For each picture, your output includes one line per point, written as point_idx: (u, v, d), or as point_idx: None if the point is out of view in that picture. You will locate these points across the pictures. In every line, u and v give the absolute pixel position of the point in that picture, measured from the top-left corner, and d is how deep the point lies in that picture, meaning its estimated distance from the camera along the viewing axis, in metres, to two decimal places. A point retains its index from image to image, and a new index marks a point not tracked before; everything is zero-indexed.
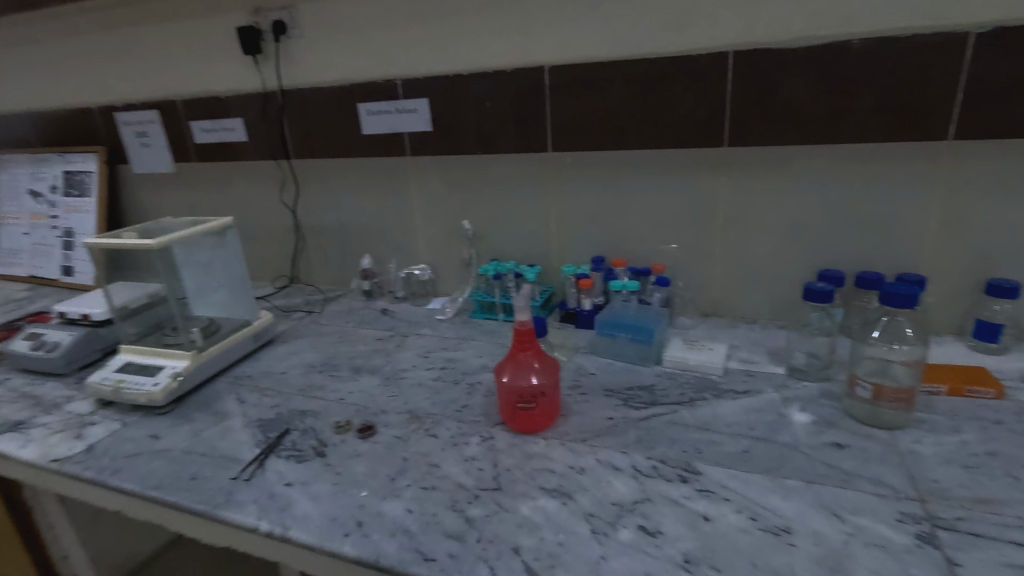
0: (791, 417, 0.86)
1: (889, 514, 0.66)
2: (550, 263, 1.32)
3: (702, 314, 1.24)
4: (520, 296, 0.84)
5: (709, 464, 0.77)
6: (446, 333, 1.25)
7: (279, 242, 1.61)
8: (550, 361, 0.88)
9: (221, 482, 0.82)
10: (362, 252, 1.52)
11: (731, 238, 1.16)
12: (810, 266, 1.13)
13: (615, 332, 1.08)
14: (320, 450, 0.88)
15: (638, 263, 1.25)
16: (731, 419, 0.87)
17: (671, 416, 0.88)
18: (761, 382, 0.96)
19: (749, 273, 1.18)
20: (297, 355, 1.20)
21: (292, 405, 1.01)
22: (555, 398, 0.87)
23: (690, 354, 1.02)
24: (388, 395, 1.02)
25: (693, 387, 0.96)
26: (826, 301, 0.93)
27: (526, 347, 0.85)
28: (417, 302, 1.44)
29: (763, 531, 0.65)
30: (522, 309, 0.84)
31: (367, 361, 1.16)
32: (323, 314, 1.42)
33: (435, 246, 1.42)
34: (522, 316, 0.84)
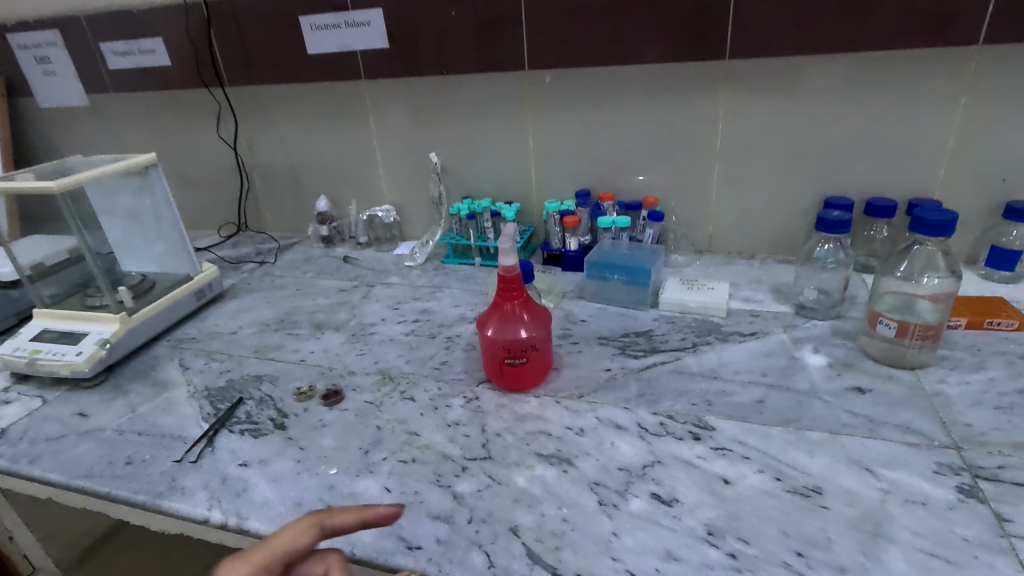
0: (804, 360, 0.79)
1: (925, 466, 0.60)
2: (530, 200, 1.19)
3: (697, 251, 1.14)
4: (505, 236, 0.71)
5: (722, 418, 0.69)
6: (417, 281, 1.12)
7: (221, 186, 1.42)
8: (540, 309, 0.77)
9: (163, 466, 0.70)
10: (317, 194, 1.35)
11: (729, 166, 1.05)
12: (815, 195, 1.03)
13: (607, 273, 0.97)
14: (280, 421, 0.76)
15: (627, 196, 1.13)
16: (741, 365, 0.79)
17: (674, 365, 0.80)
18: (768, 323, 0.88)
19: (749, 204, 1.07)
20: (249, 312, 1.06)
21: (245, 370, 0.88)
22: (547, 352, 0.77)
23: (691, 296, 0.92)
24: (355, 354, 0.90)
25: (695, 331, 0.87)
26: (842, 232, 0.84)
27: (513, 295, 0.73)
28: (382, 248, 1.30)
29: (790, 493, 0.58)
30: (507, 253, 0.71)
31: (330, 316, 1.03)
32: (277, 264, 1.27)
33: (399, 184, 1.27)
34: (506, 261, 0.71)
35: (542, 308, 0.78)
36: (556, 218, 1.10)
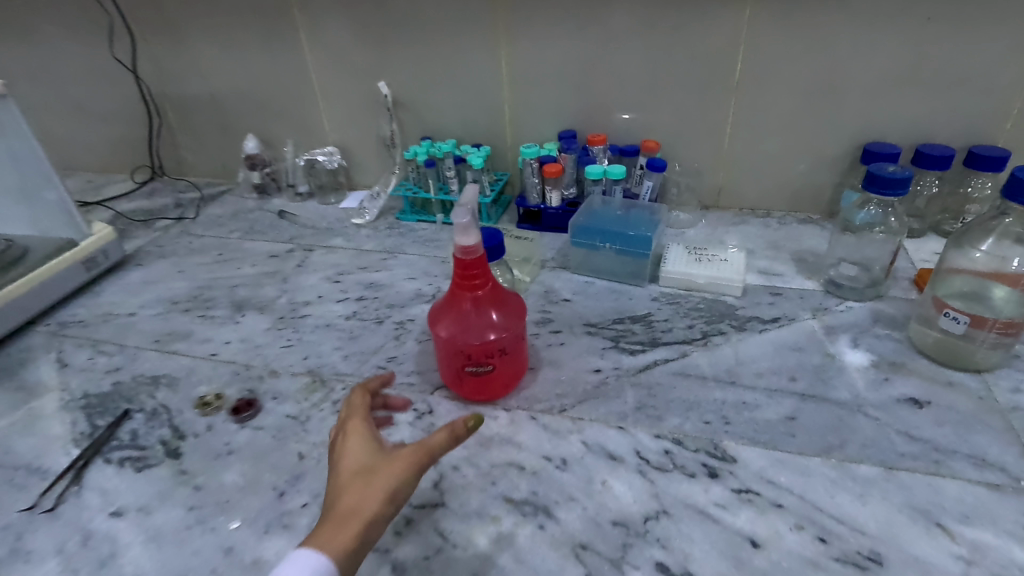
0: (843, 357, 0.63)
1: (1013, 520, 0.46)
2: (502, 142, 0.98)
3: (702, 206, 0.94)
4: (462, 204, 0.51)
5: (744, 445, 0.54)
6: (365, 245, 0.92)
7: (127, 121, 1.16)
8: (513, 297, 0.59)
9: (10, 517, 0.53)
10: (244, 132, 1.11)
11: (748, 103, 0.84)
12: (851, 139, 0.83)
13: (598, 240, 0.77)
14: (173, 445, 0.59)
15: (621, 139, 0.92)
16: (763, 364, 0.62)
17: (680, 364, 0.63)
18: (793, 305, 0.71)
19: (769, 149, 0.87)
20: (155, 285, 0.86)
21: (138, 369, 0.69)
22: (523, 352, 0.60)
23: (700, 269, 0.74)
24: (280, 346, 0.71)
25: (704, 316, 0.70)
26: (903, 191, 0.63)
27: (477, 284, 0.55)
28: (326, 200, 1.08)
29: (840, 563, 0.44)
30: (466, 229, 0.51)
31: (255, 291, 0.83)
32: (198, 220, 1.05)
33: (342, 121, 1.03)
34: (465, 239, 0.52)
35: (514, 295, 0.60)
36: (535, 166, 0.88)
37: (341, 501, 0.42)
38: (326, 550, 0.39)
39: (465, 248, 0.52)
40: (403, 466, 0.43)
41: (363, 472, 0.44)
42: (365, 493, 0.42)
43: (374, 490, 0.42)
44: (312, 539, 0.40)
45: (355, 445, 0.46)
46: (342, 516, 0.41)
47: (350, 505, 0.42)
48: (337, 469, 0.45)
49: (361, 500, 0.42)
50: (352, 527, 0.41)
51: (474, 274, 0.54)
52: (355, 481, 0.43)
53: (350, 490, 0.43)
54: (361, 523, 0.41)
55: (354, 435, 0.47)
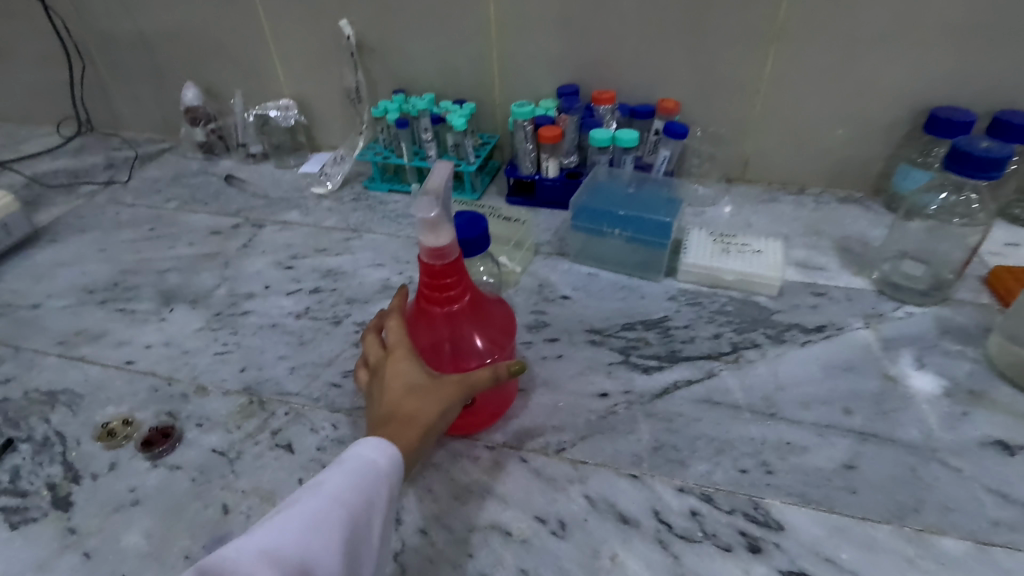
0: (907, 381, 0.51)
1: None
2: (489, 98, 0.82)
3: (725, 180, 0.80)
4: (429, 193, 0.38)
5: (793, 505, 0.42)
6: (326, 220, 0.78)
7: (45, 64, 0.98)
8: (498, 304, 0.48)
9: None
10: (182, 79, 0.93)
11: (790, 55, 0.69)
12: (913, 102, 0.69)
13: (606, 225, 0.64)
14: (63, 491, 0.46)
15: (633, 97, 0.77)
16: (810, 390, 0.50)
17: (706, 388, 0.51)
18: (840, 309, 0.58)
19: (811, 112, 0.72)
20: (68, 268, 0.71)
21: (32, 382, 0.56)
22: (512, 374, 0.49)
23: (728, 262, 0.61)
24: (212, 353, 0.58)
25: (733, 322, 0.58)
26: (998, 175, 0.50)
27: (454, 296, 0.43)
28: (283, 164, 0.92)
29: None
30: (435, 225, 0.39)
31: (189, 278, 0.69)
32: (130, 185, 0.89)
33: (298, 68, 0.86)
34: (432, 238, 0.39)
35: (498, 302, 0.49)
36: (529, 129, 0.73)
37: (395, 412, 0.39)
38: (391, 450, 0.36)
39: (436, 252, 0.40)
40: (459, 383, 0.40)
41: (421, 387, 0.40)
42: (422, 404, 0.39)
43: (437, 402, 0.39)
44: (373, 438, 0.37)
45: (404, 358, 0.41)
46: (400, 422, 0.38)
47: (407, 413, 0.39)
48: (384, 381, 0.41)
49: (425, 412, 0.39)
50: (414, 436, 0.38)
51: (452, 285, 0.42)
52: (415, 393, 0.40)
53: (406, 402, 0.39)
54: (420, 433, 0.38)
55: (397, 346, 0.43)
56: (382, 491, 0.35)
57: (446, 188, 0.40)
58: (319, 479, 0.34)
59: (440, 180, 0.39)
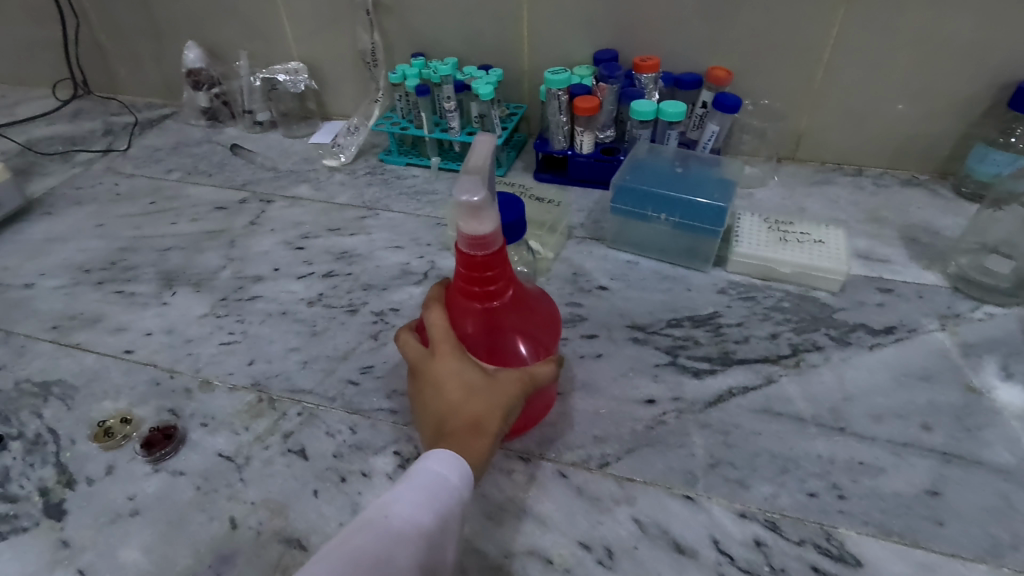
0: (993, 394, 0.45)
1: None
2: (517, 63, 0.74)
3: (775, 158, 0.73)
4: (471, 171, 0.32)
5: (871, 538, 0.37)
6: (339, 196, 0.72)
7: (38, 20, 0.91)
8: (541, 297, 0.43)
9: None
10: (183, 39, 0.86)
11: (859, 18, 0.61)
12: (998, 75, 0.61)
13: (651, 209, 0.58)
14: (55, 498, 0.42)
15: (677, 64, 0.69)
16: (883, 402, 0.45)
17: (765, 397, 0.46)
18: (911, 308, 0.53)
19: (878, 83, 0.65)
20: (63, 244, 0.66)
21: (24, 372, 0.51)
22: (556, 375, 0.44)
23: (786, 253, 0.55)
24: (218, 342, 0.53)
25: (791, 320, 0.52)
26: None
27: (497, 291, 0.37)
28: (292, 133, 0.86)
29: None
30: (478, 211, 0.33)
31: (191, 258, 0.64)
32: (130, 154, 0.83)
33: (308, 27, 0.79)
34: (473, 225, 0.33)
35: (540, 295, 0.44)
36: (564, 98, 0.66)
37: (456, 419, 0.35)
38: (463, 464, 0.32)
39: (477, 241, 0.34)
40: (521, 381, 0.36)
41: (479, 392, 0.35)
42: (485, 410, 0.35)
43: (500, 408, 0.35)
44: (443, 454, 0.33)
45: (452, 357, 0.36)
46: (467, 431, 0.34)
47: (472, 419, 0.35)
48: (433, 386, 0.36)
49: (490, 419, 0.35)
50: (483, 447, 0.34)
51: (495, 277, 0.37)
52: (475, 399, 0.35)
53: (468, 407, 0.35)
54: (488, 440, 0.34)
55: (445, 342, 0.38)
56: (455, 510, 0.31)
57: (489, 167, 0.34)
58: (387, 498, 0.30)
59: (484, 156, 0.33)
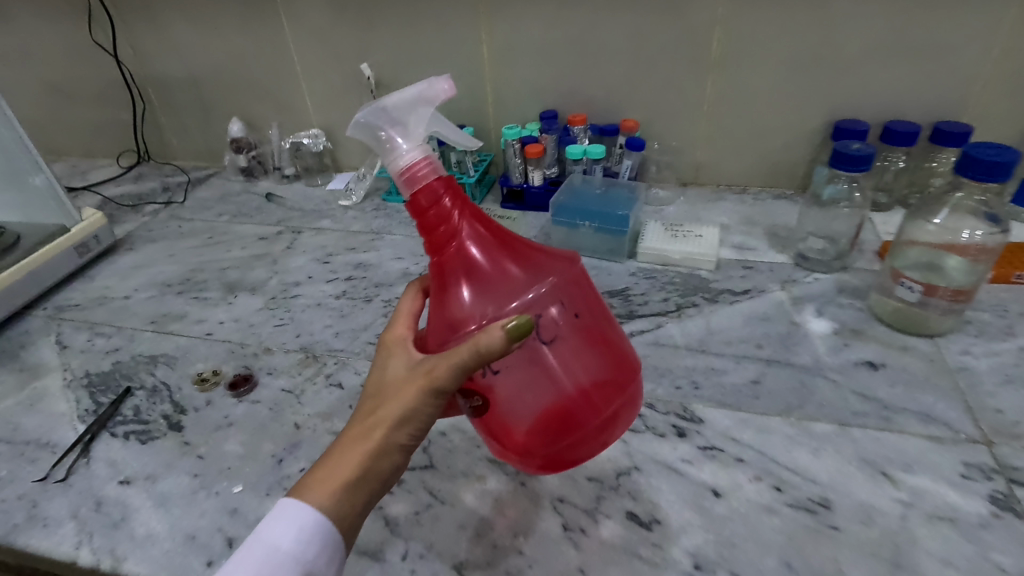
0: (806, 326, 0.67)
1: (952, 468, 0.50)
2: (485, 122, 0.99)
3: (682, 183, 0.97)
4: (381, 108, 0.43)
5: (712, 407, 0.58)
6: (352, 226, 0.94)
7: (112, 106, 1.16)
8: (540, 270, 0.44)
9: (23, 488, 0.56)
10: (229, 115, 1.11)
11: (725, 80, 0.86)
12: (825, 115, 0.86)
13: (578, 219, 0.81)
14: (175, 419, 0.62)
15: (601, 118, 0.94)
16: (734, 334, 0.66)
17: (655, 335, 0.67)
18: (764, 277, 0.74)
19: (747, 125, 0.89)
20: (147, 268, 0.88)
21: (136, 349, 0.72)
22: (565, 363, 0.43)
23: (674, 245, 0.78)
24: (273, 325, 0.74)
25: (679, 289, 0.74)
26: (865, 167, 0.67)
27: (446, 252, 0.43)
28: (313, 183, 1.09)
29: (793, 509, 0.48)
30: (387, 143, 0.43)
31: (245, 273, 0.85)
32: (186, 204, 1.06)
33: (325, 101, 1.04)
34: (389, 162, 0.43)
35: (544, 266, 0.44)
36: (517, 146, 0.90)
37: (370, 411, 0.45)
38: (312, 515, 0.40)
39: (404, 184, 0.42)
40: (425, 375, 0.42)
41: (389, 389, 0.44)
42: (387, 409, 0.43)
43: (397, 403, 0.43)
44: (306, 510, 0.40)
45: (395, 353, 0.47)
46: (365, 427, 0.44)
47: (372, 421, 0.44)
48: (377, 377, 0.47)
49: (386, 414, 0.43)
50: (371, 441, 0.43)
51: (440, 236, 0.43)
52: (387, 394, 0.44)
53: (377, 403, 0.44)
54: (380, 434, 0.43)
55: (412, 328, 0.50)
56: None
57: (404, 102, 0.43)
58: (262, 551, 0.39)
59: (397, 99, 0.43)
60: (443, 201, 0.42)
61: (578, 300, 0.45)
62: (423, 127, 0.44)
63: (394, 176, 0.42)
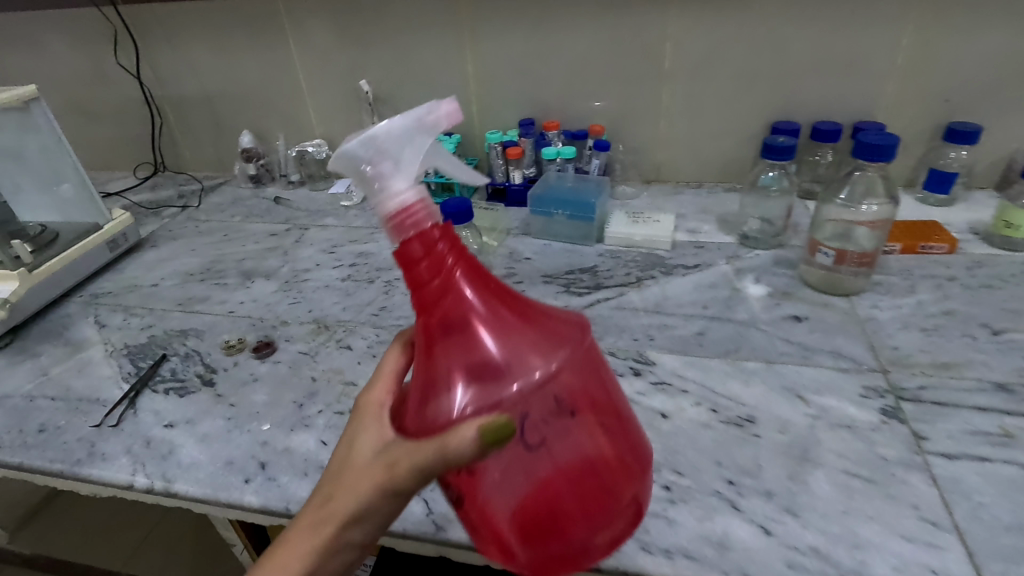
0: (746, 290, 0.79)
1: (854, 390, 0.62)
2: (471, 130, 1.12)
3: (645, 181, 1.10)
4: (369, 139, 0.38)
5: (663, 353, 0.69)
6: (354, 222, 1.06)
7: (131, 122, 1.28)
8: (542, 344, 0.41)
9: (81, 433, 0.66)
10: (239, 128, 1.23)
11: (678, 90, 1.00)
12: (765, 118, 0.99)
13: (552, 208, 0.93)
14: (207, 377, 0.72)
15: (573, 124, 1.07)
16: (684, 298, 0.78)
17: (618, 301, 0.78)
18: (713, 254, 0.87)
19: (699, 128, 1.02)
20: (171, 261, 0.99)
21: (168, 325, 0.82)
22: (553, 463, 0.39)
23: (635, 229, 0.90)
24: (288, 303, 0.85)
25: (640, 265, 0.86)
26: (788, 157, 0.82)
27: (437, 312, 0.40)
28: (316, 188, 1.21)
29: (725, 424, 0.59)
30: (373, 181, 0.39)
31: (260, 263, 0.96)
32: (201, 208, 1.17)
33: (328, 114, 1.16)
34: (377, 200, 0.39)
35: (537, 348, 0.41)
36: (498, 149, 1.03)
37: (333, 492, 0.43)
38: None
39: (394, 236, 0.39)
40: (387, 469, 0.41)
41: (352, 473, 0.43)
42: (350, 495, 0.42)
43: (358, 494, 0.42)
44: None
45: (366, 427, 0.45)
46: (326, 511, 0.43)
47: (334, 507, 0.43)
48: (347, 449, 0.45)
49: (347, 503, 0.42)
50: (331, 528, 0.42)
51: (432, 291, 0.40)
52: (350, 478, 0.43)
53: (341, 486, 0.43)
54: (338, 522, 0.42)
55: (391, 391, 0.48)
56: None
57: (391, 134, 0.39)
58: None
59: (387, 128, 0.38)
60: (425, 260, 0.39)
61: (573, 390, 0.41)
62: (418, 159, 0.40)
63: (382, 217, 0.39)
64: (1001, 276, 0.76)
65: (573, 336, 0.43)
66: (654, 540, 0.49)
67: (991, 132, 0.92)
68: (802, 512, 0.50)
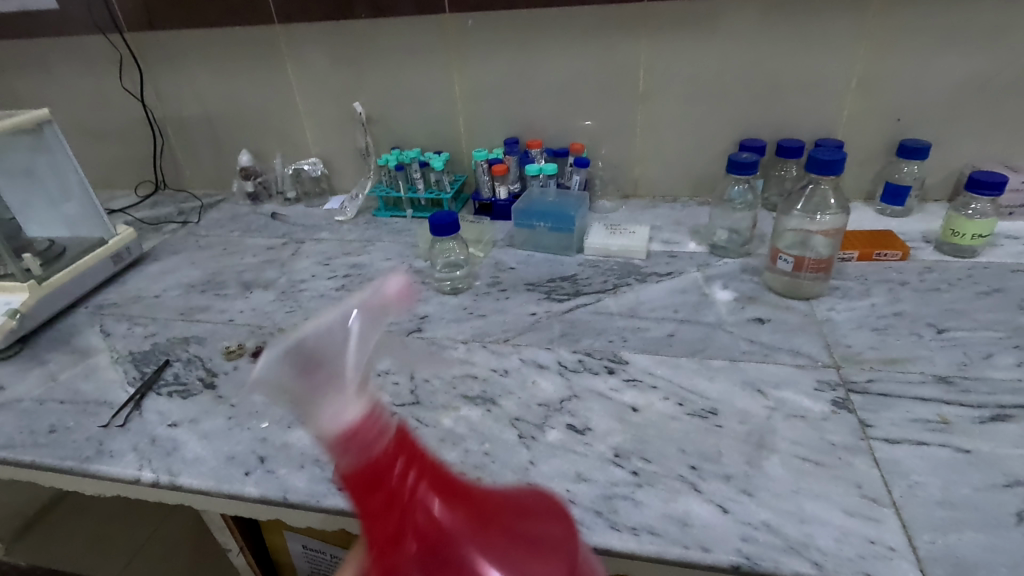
0: (714, 295, 0.84)
1: (809, 384, 0.67)
2: (459, 148, 1.18)
3: (624, 196, 1.17)
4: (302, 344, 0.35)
5: (636, 352, 0.74)
6: (348, 236, 1.11)
7: (134, 142, 1.33)
8: (523, 558, 0.37)
9: (90, 432, 0.70)
10: (238, 147, 1.29)
11: (652, 110, 1.07)
12: (733, 137, 1.06)
13: (535, 221, 0.99)
14: (209, 380, 0.76)
15: (555, 142, 1.14)
16: (657, 303, 0.84)
17: (595, 306, 0.84)
18: (685, 263, 0.92)
19: (673, 146, 1.09)
20: (172, 273, 1.03)
21: (171, 333, 0.87)
22: None
23: (612, 240, 0.96)
24: (285, 311, 0.90)
25: (616, 273, 0.92)
26: (750, 171, 0.88)
27: (400, 539, 0.37)
28: (312, 204, 1.26)
29: (690, 415, 0.64)
30: (312, 382, 0.34)
31: (258, 274, 1.01)
32: (201, 224, 1.22)
33: (323, 134, 1.22)
34: (318, 424, 0.33)
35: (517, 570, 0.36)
36: (484, 166, 1.10)
37: None
38: None
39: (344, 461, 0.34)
40: None
41: None
42: None
43: None
44: None
45: None
46: None
47: None
48: None
49: None
50: None
51: (394, 507, 0.36)
52: None
53: None
54: None
55: None
56: None
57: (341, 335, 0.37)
58: None
59: (335, 318, 0.37)
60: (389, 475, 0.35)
61: None
62: (365, 353, 0.37)
63: (320, 424, 0.33)
64: (948, 281, 0.83)
65: (558, 535, 0.40)
66: (622, 519, 0.54)
67: (940, 148, 1.00)
68: (757, 492, 0.55)
